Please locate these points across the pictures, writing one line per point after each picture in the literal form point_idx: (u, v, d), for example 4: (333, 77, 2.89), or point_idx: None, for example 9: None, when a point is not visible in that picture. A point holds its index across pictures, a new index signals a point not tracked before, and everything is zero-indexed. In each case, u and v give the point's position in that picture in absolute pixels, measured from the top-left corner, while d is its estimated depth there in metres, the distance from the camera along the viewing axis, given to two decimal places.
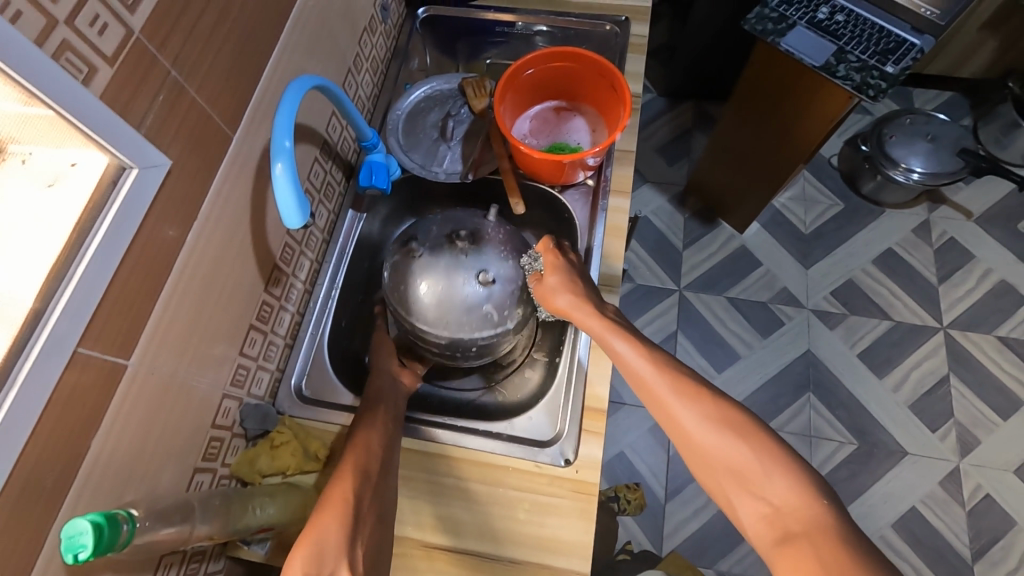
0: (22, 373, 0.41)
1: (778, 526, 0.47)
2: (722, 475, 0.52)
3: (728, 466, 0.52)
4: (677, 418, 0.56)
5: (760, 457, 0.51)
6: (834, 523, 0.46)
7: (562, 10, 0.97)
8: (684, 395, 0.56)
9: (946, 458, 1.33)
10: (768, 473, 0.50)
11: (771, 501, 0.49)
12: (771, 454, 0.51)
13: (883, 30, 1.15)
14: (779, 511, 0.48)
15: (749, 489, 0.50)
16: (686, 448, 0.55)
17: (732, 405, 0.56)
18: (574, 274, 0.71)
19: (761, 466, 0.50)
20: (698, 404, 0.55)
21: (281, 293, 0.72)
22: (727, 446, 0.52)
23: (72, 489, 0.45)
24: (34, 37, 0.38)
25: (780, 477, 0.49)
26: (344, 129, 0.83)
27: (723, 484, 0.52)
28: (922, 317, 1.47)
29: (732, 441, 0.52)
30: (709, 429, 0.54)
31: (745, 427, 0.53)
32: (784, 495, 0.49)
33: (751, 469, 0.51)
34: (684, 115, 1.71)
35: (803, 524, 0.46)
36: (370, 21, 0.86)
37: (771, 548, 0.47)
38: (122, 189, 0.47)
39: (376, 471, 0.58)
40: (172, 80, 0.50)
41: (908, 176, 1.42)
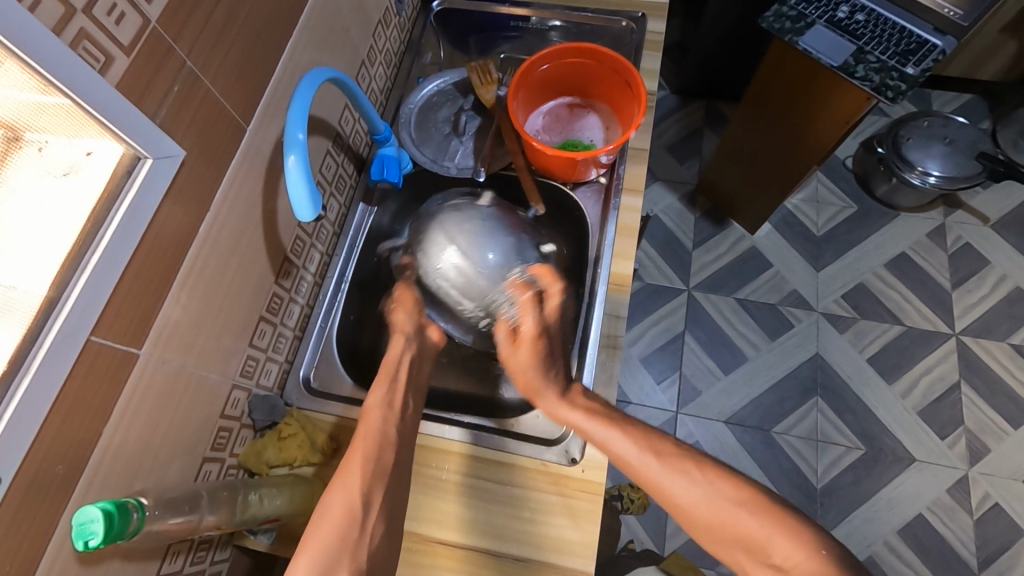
0: (36, 362, 0.41)
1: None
2: (731, 545, 0.53)
3: (731, 530, 0.53)
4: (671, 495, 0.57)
5: (756, 516, 0.53)
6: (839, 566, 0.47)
7: (577, 6, 0.96)
8: (671, 465, 0.58)
9: (955, 466, 1.32)
10: (769, 532, 0.52)
11: (776, 560, 0.50)
12: (768, 515, 0.53)
13: (903, 30, 1.13)
14: (785, 568, 0.50)
15: (754, 551, 0.52)
16: (691, 524, 0.56)
17: (713, 463, 0.58)
18: (544, 359, 0.67)
19: (762, 528, 0.52)
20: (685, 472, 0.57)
21: (291, 285, 0.72)
22: (723, 510, 0.54)
23: (83, 477, 0.46)
24: (52, 26, 0.38)
25: (779, 534, 0.51)
26: (356, 122, 0.83)
27: (731, 549, 0.53)
28: (934, 323, 1.45)
29: (728, 504, 0.54)
30: (707, 501, 0.55)
31: (733, 486, 0.55)
32: (790, 551, 0.50)
33: (751, 530, 0.52)
34: (696, 114, 1.70)
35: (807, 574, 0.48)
36: (385, 14, 0.86)
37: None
38: (137, 179, 0.47)
39: (381, 466, 0.58)
40: (187, 70, 0.50)
41: (925, 180, 1.40)
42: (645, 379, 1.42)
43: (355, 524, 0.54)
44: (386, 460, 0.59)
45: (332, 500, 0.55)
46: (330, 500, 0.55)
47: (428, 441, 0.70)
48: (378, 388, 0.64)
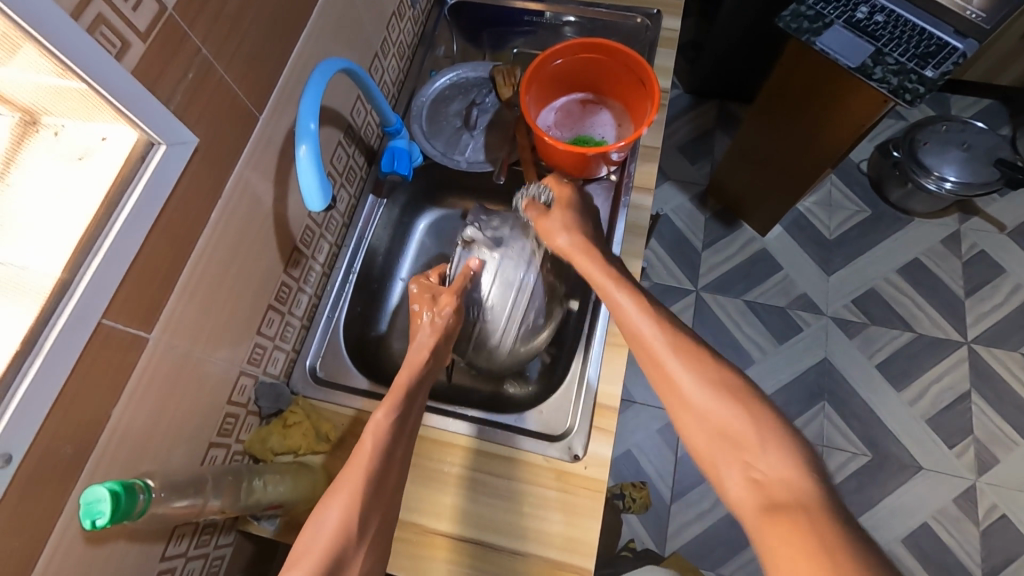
0: (48, 342, 0.42)
1: (763, 494, 0.45)
2: (717, 444, 0.49)
3: (720, 434, 0.49)
4: (673, 377, 0.53)
5: (753, 427, 0.48)
6: (830, 504, 0.42)
7: (592, 2, 0.95)
8: (687, 358, 0.54)
9: (962, 475, 1.31)
10: (763, 443, 0.47)
11: (758, 475, 0.46)
12: (768, 428, 0.48)
13: (923, 32, 1.11)
14: (766, 481, 0.45)
15: (738, 456, 0.47)
16: (681, 411, 0.52)
17: (731, 370, 0.53)
18: (580, 217, 0.72)
19: (757, 437, 0.47)
20: (695, 367, 0.53)
21: (299, 275, 0.73)
22: (718, 411, 0.50)
23: (91, 456, 0.47)
24: (70, 11, 0.38)
25: (774, 451, 0.46)
26: (368, 114, 0.83)
27: (714, 454, 0.49)
28: (945, 331, 1.43)
29: (726, 408, 0.49)
30: (709, 396, 0.51)
31: (741, 392, 0.50)
32: (780, 469, 0.45)
33: (744, 436, 0.48)
34: (709, 113, 1.68)
35: (791, 495, 0.43)
36: (400, 6, 0.86)
37: (753, 514, 0.44)
38: (151, 165, 0.47)
39: (380, 484, 0.54)
40: (202, 58, 0.50)
41: (941, 185, 1.38)
42: None
43: (350, 543, 0.50)
44: (383, 477, 0.55)
45: (325, 520, 0.51)
46: (328, 516, 0.51)
47: (432, 435, 0.70)
48: (383, 408, 0.59)
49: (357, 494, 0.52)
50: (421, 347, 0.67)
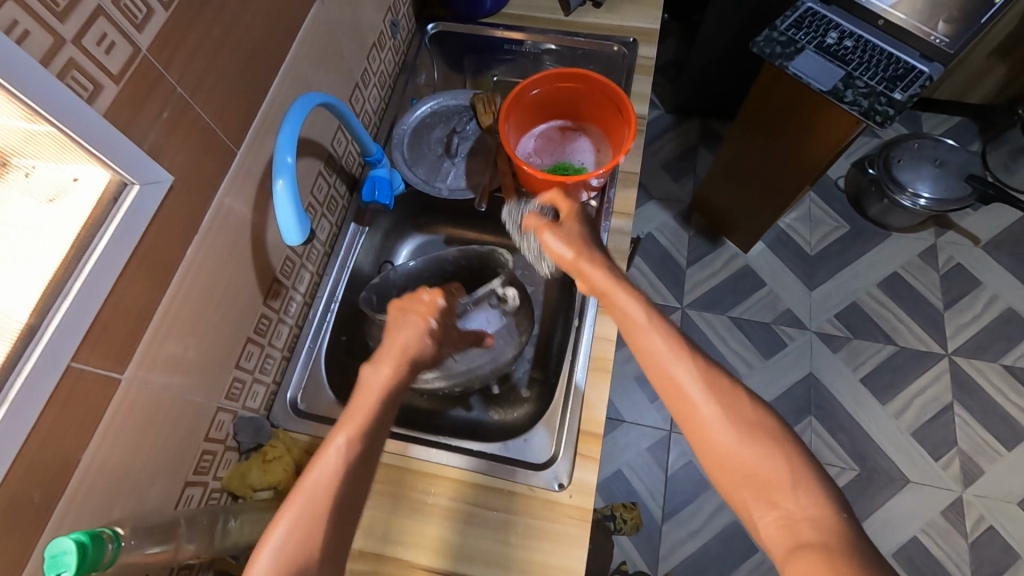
0: (14, 389, 0.41)
1: (793, 535, 0.43)
2: (743, 484, 0.46)
3: (754, 481, 0.45)
4: (707, 428, 0.48)
5: (787, 469, 0.45)
6: (857, 544, 0.41)
7: (570, 30, 0.98)
8: (717, 398, 0.49)
9: (949, 487, 1.31)
10: (795, 488, 0.44)
11: (788, 514, 0.44)
12: (796, 466, 0.45)
13: (892, 56, 1.15)
14: (797, 522, 0.43)
15: (768, 499, 0.44)
16: (704, 445, 0.48)
17: (759, 408, 0.49)
18: (588, 229, 0.65)
19: (788, 478, 0.45)
20: (725, 407, 0.48)
21: (279, 306, 0.72)
22: (750, 454, 0.46)
23: (60, 505, 0.45)
24: (39, 57, 0.38)
25: (805, 492, 0.44)
26: (349, 144, 0.84)
27: (743, 495, 0.46)
28: (926, 343, 1.45)
29: (759, 449, 0.46)
30: (736, 433, 0.47)
31: (771, 433, 0.47)
32: (808, 507, 0.43)
33: (778, 478, 0.45)
34: (690, 133, 1.72)
35: (821, 534, 0.42)
36: (380, 37, 0.87)
37: (783, 557, 0.42)
38: (123, 205, 0.47)
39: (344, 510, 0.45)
40: (177, 96, 0.50)
41: (915, 202, 1.42)
42: (639, 397, 1.42)
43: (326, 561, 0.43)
44: (348, 503, 0.45)
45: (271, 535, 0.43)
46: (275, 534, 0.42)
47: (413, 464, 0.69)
48: (346, 429, 0.48)
49: (303, 517, 0.43)
50: (410, 359, 0.56)
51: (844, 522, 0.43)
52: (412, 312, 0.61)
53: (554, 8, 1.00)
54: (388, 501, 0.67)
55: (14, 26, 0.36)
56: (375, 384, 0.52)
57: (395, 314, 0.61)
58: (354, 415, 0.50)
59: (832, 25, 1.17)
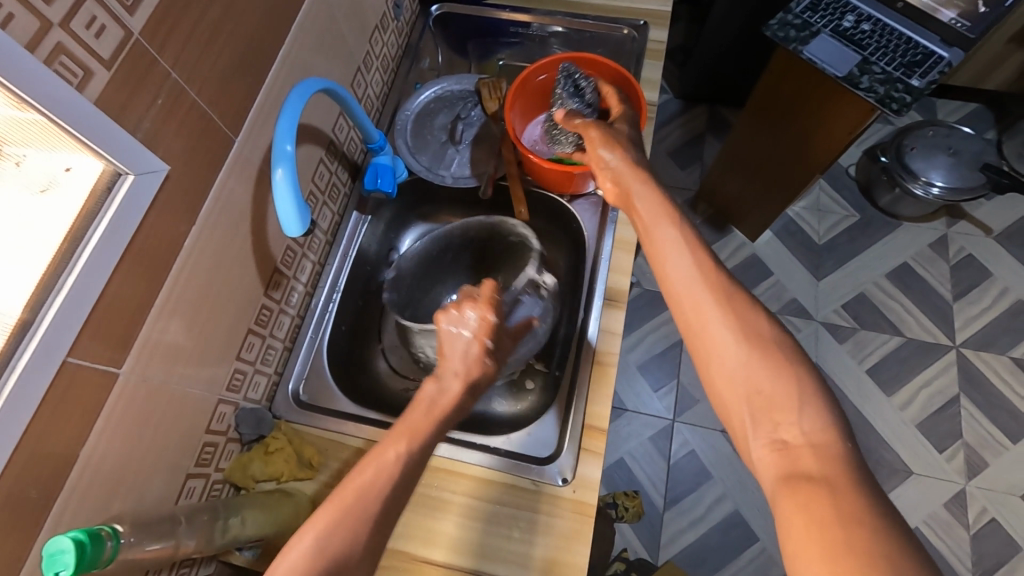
0: (8, 385, 0.40)
1: (789, 461, 0.42)
2: (746, 401, 0.45)
3: (753, 393, 0.45)
4: (713, 335, 0.47)
5: (792, 387, 0.44)
6: (857, 473, 0.39)
7: (578, 13, 0.94)
8: (730, 310, 0.47)
9: (953, 479, 1.31)
10: (801, 410, 0.43)
11: (784, 437, 0.43)
12: (805, 389, 0.44)
13: (910, 40, 1.11)
14: (794, 447, 0.42)
15: (771, 422, 0.43)
16: (707, 358, 0.47)
17: (771, 323, 0.47)
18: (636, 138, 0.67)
19: (794, 400, 0.43)
20: (737, 324, 0.47)
21: (281, 296, 0.71)
22: (757, 372, 0.45)
23: (58, 501, 0.44)
24: (26, 42, 0.37)
25: (810, 412, 0.43)
26: (351, 130, 0.82)
27: (744, 414, 0.45)
28: (934, 335, 1.44)
29: (766, 367, 0.45)
30: (744, 346, 0.46)
31: (780, 352, 0.45)
32: (810, 432, 0.42)
33: (782, 395, 0.44)
34: (698, 119, 1.68)
35: (821, 464, 0.40)
36: (382, 19, 0.85)
37: (773, 479, 0.42)
38: (117, 196, 0.45)
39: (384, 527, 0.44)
40: (172, 82, 0.48)
41: (928, 190, 1.39)
42: (642, 386, 1.41)
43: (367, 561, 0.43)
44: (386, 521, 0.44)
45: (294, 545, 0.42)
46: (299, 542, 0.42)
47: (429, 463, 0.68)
48: (397, 440, 0.48)
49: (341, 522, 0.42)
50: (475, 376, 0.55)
51: (847, 450, 0.41)
52: (458, 334, 0.56)
53: None
54: None
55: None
56: (437, 405, 0.51)
57: (445, 334, 0.57)
58: (412, 426, 0.49)
59: (848, 8, 1.14)
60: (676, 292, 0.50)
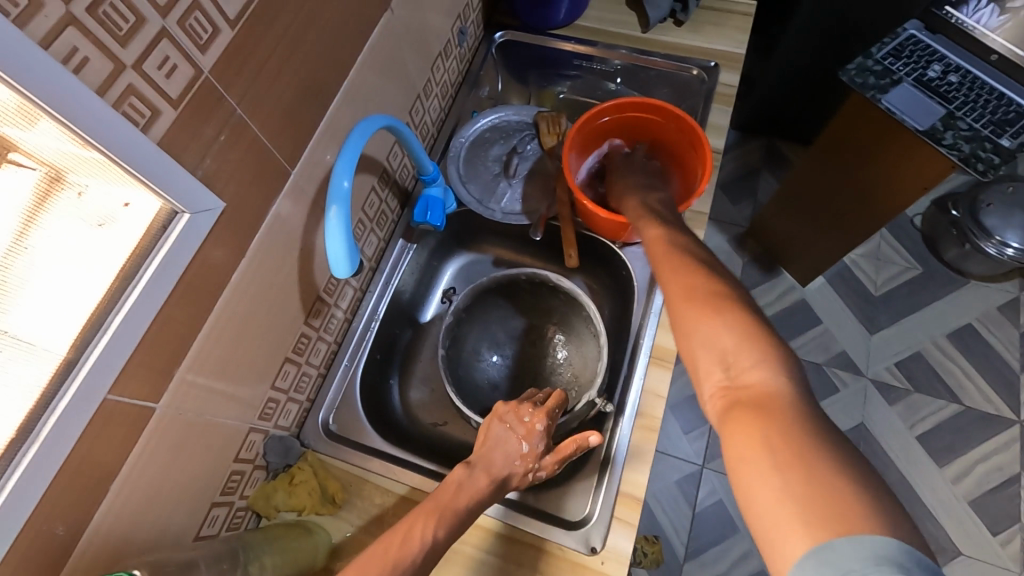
0: (48, 425, 0.39)
1: (734, 397, 0.44)
2: (691, 344, 0.48)
3: (698, 340, 0.48)
4: (672, 299, 0.52)
5: (738, 333, 0.46)
6: (800, 413, 0.40)
7: (646, 49, 0.91)
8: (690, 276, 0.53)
9: (1005, 566, 1.20)
10: (742, 350, 0.45)
11: (731, 378, 0.45)
12: (751, 332, 0.46)
13: (1002, 96, 1.02)
14: (738, 384, 0.44)
15: (717, 362, 0.46)
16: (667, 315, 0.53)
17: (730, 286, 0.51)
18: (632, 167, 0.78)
19: (737, 341, 0.45)
20: (691, 285, 0.52)
21: (320, 324, 0.70)
22: (702, 318, 0.48)
23: (83, 537, 0.44)
24: (97, 85, 0.36)
25: (750, 351, 0.45)
26: (405, 158, 0.80)
27: (696, 360, 0.48)
28: (997, 406, 1.33)
29: (712, 315, 0.48)
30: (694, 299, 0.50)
31: (726, 302, 0.49)
32: (754, 371, 0.44)
33: (722, 339, 0.46)
34: (755, 153, 1.61)
35: (761, 399, 0.42)
36: (446, 45, 0.83)
37: (721, 417, 0.44)
38: (172, 235, 0.45)
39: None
40: (236, 118, 0.48)
41: (1001, 251, 1.30)
42: (672, 427, 1.35)
43: None
44: None
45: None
46: None
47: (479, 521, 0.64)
48: (428, 516, 0.50)
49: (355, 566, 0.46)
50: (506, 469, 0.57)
51: (791, 385, 0.42)
52: (511, 434, 0.59)
53: (631, 23, 0.94)
54: None
55: (73, 53, 0.34)
56: (464, 491, 0.54)
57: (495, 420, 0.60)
58: (439, 505, 0.52)
59: (936, 57, 1.06)
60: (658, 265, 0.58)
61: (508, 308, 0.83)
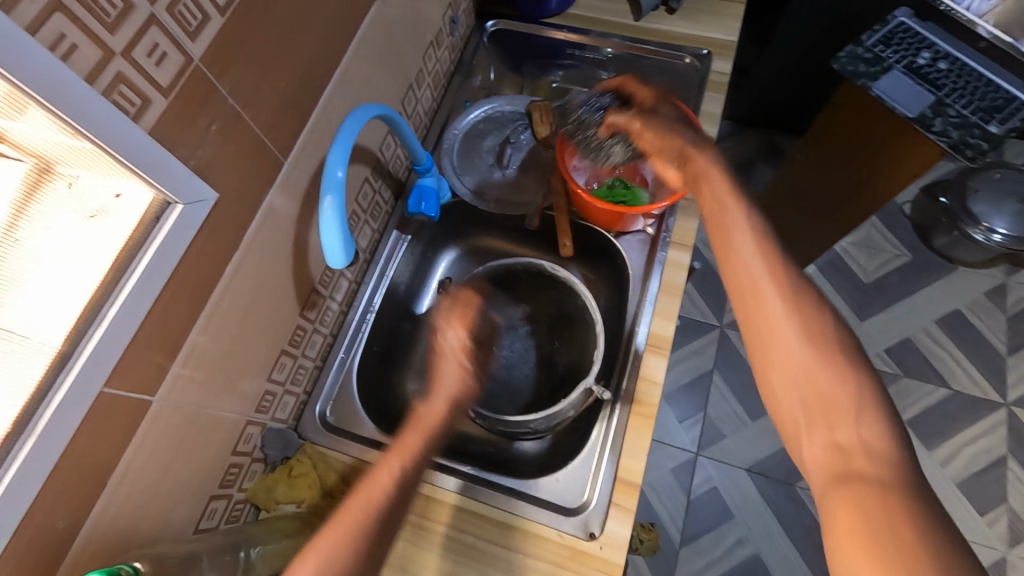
0: (43, 419, 0.39)
1: (842, 461, 0.42)
2: (799, 396, 0.46)
3: (814, 399, 0.45)
4: (778, 338, 0.47)
5: (856, 394, 0.43)
6: (911, 486, 0.39)
7: (639, 37, 0.91)
8: (795, 311, 0.47)
9: (993, 546, 1.23)
10: (858, 414, 0.42)
11: (840, 440, 0.43)
12: (866, 394, 0.43)
13: (990, 83, 1.03)
14: (848, 450, 0.42)
15: (826, 422, 0.44)
16: (767, 349, 0.48)
17: (842, 329, 0.46)
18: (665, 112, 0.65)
19: (853, 404, 0.43)
20: (801, 322, 0.47)
21: (316, 316, 0.70)
22: (819, 371, 0.45)
23: (82, 531, 0.44)
24: (86, 72, 0.36)
25: (866, 415, 0.42)
26: (398, 148, 0.80)
27: (799, 414, 0.45)
28: (985, 390, 1.35)
29: (831, 369, 0.44)
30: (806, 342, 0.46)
31: (846, 358, 0.45)
32: (868, 438, 0.42)
33: (838, 396, 0.43)
34: (748, 143, 1.62)
35: (875, 468, 0.40)
36: (438, 35, 0.82)
37: (824, 481, 0.43)
38: (166, 225, 0.44)
39: (380, 544, 0.47)
40: (228, 108, 0.47)
41: (989, 237, 1.30)
42: (667, 417, 1.36)
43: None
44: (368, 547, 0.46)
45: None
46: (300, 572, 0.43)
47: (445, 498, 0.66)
48: (399, 456, 0.52)
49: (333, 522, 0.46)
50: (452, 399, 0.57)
51: (908, 461, 0.40)
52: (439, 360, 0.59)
53: (623, 12, 0.94)
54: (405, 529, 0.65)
55: (60, 40, 0.33)
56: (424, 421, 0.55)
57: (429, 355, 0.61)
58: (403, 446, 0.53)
59: (926, 44, 1.07)
60: (741, 288, 0.51)
61: (505, 300, 0.84)
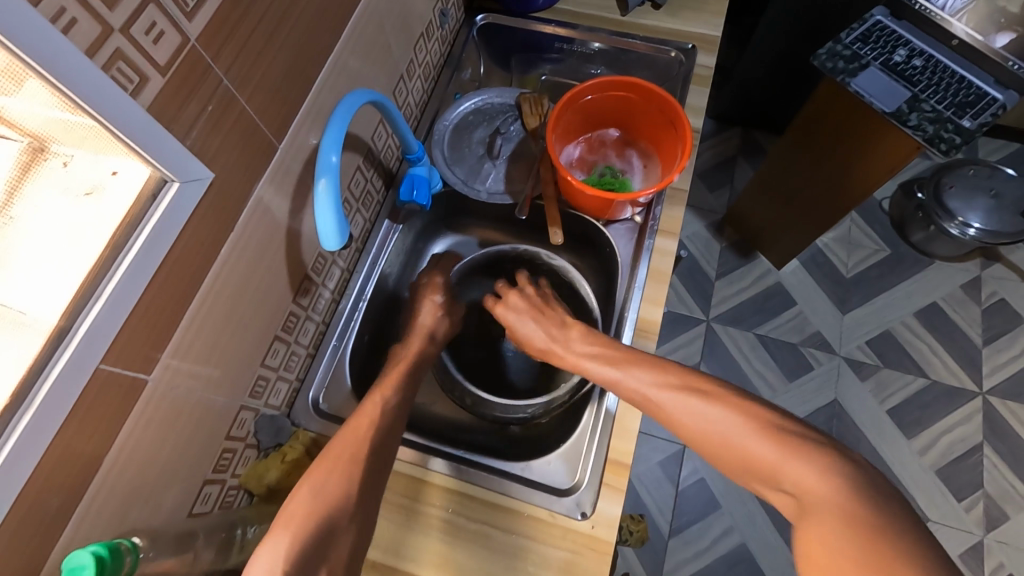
0: (41, 393, 0.39)
1: (803, 508, 0.47)
2: (745, 474, 0.52)
3: (755, 468, 0.51)
4: (701, 435, 0.55)
5: (779, 449, 0.50)
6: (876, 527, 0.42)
7: (625, 32, 0.93)
8: (711, 404, 0.56)
9: (969, 530, 1.27)
10: (786, 462, 0.49)
11: (787, 488, 0.49)
12: (787, 446, 0.50)
13: (962, 80, 1.06)
14: (803, 495, 0.47)
15: (768, 481, 0.50)
16: (700, 446, 0.56)
17: (754, 402, 0.55)
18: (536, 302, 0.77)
19: (777, 456, 0.50)
20: (705, 410, 0.56)
21: (308, 303, 0.70)
22: (747, 441, 0.52)
23: (78, 509, 0.44)
24: (85, 47, 0.36)
25: (796, 461, 0.49)
26: (389, 138, 0.81)
27: (751, 480, 0.52)
28: (961, 379, 1.40)
29: (752, 437, 0.52)
30: (725, 425, 0.54)
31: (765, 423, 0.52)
32: (803, 482, 0.47)
33: (767, 456, 0.50)
34: (731, 141, 1.65)
35: (838, 516, 0.44)
36: (428, 27, 0.83)
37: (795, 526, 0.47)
38: (162, 203, 0.45)
39: (375, 461, 0.58)
40: (223, 89, 0.48)
41: (964, 231, 1.35)
42: None
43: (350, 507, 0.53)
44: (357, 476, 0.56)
45: (292, 506, 0.52)
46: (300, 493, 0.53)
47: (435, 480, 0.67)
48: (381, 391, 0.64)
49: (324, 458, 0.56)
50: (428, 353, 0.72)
51: (875, 511, 0.43)
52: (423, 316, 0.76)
53: (610, 7, 0.95)
54: (399, 513, 0.65)
55: (61, 13, 0.34)
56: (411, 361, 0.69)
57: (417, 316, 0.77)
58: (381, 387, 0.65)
59: (901, 42, 1.10)
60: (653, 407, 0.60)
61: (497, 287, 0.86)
